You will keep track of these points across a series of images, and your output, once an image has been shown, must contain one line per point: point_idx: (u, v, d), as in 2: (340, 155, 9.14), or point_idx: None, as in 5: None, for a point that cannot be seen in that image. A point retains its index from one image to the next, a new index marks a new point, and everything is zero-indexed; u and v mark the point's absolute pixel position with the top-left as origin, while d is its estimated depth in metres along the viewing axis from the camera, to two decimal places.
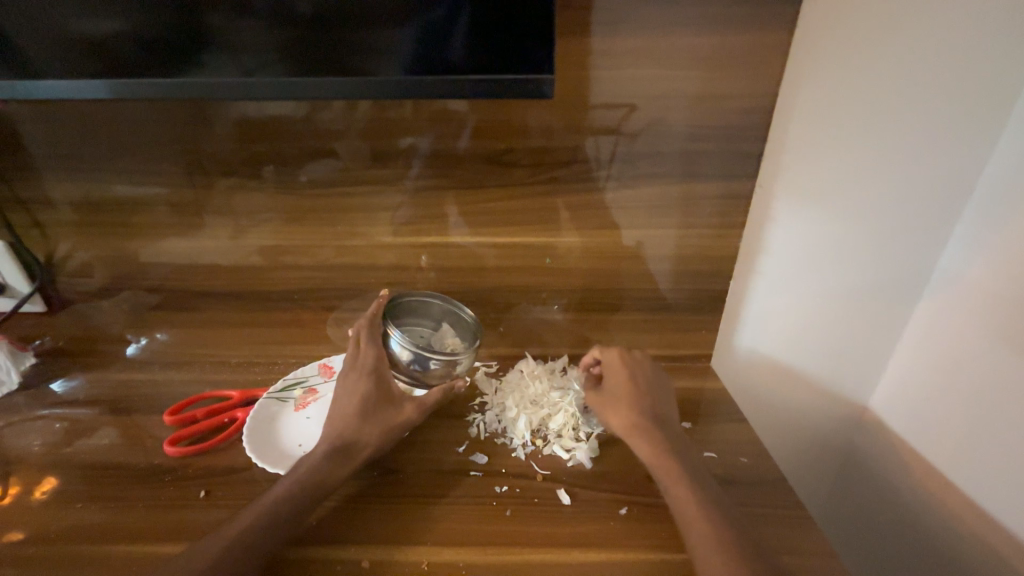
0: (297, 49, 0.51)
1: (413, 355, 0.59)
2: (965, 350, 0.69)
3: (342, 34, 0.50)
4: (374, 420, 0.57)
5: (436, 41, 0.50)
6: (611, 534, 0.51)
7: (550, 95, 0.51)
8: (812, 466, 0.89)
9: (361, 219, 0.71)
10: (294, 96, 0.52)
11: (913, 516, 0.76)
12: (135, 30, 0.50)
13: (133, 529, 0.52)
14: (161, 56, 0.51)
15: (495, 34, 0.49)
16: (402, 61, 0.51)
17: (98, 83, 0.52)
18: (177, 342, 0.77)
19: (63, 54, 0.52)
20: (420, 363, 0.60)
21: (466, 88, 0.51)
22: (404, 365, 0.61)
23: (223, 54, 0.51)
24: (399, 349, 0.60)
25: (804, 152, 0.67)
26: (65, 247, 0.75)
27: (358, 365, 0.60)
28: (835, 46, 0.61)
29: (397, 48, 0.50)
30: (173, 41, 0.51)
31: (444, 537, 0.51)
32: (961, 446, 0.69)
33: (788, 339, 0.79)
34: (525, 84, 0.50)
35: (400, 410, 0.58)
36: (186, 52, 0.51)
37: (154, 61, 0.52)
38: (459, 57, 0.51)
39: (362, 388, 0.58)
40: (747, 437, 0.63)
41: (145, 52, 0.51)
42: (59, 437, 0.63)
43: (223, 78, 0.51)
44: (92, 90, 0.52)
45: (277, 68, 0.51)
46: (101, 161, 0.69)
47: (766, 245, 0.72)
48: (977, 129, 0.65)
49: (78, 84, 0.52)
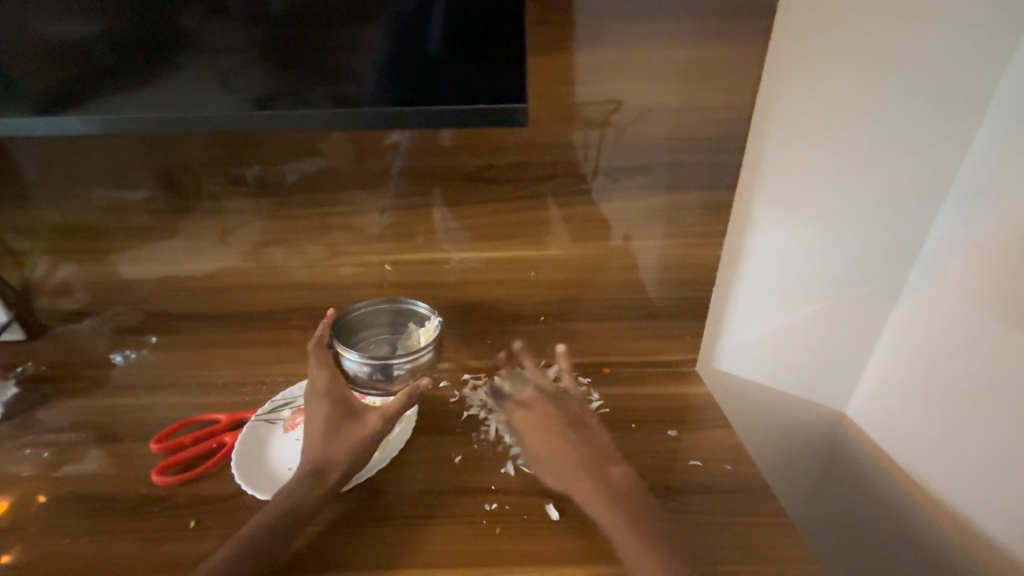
0: (271, 51, 0.50)
1: (369, 366, 0.60)
2: (943, 351, 0.71)
3: (315, 33, 0.49)
4: (339, 437, 0.57)
5: (411, 32, 0.49)
6: (597, 549, 0.52)
7: (525, 123, 0.53)
8: (795, 469, 0.90)
9: (344, 237, 0.71)
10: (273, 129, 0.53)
11: (893, 508, 0.78)
12: (112, 40, 0.49)
13: (124, 563, 0.52)
14: (131, 64, 0.50)
15: (469, 30, 0.50)
16: (373, 57, 0.50)
17: (75, 120, 0.52)
18: (162, 364, 0.76)
19: (32, 65, 0.50)
20: (380, 373, 0.60)
21: (447, 117, 0.52)
22: (362, 379, 0.60)
23: (197, 55, 0.50)
24: (353, 365, 0.60)
25: (783, 160, 0.68)
26: (43, 273, 0.74)
27: (314, 390, 0.60)
28: (812, 56, 0.62)
29: (369, 45, 0.50)
30: (143, 45, 0.49)
31: (436, 559, 0.52)
32: (940, 442, 0.72)
33: (769, 342, 0.81)
34: (501, 113, 0.52)
35: (364, 422, 0.58)
36: (157, 60, 0.50)
37: (127, 72, 0.51)
38: (437, 49, 0.50)
39: (321, 411, 0.58)
40: (732, 444, 0.64)
41: (123, 63, 0.50)
42: (44, 469, 0.63)
43: (200, 89, 0.51)
44: (68, 125, 0.52)
45: (252, 69, 0.51)
46: (76, 184, 0.68)
47: (746, 251, 0.73)
48: (949, 135, 0.67)
49: (53, 121, 0.52)
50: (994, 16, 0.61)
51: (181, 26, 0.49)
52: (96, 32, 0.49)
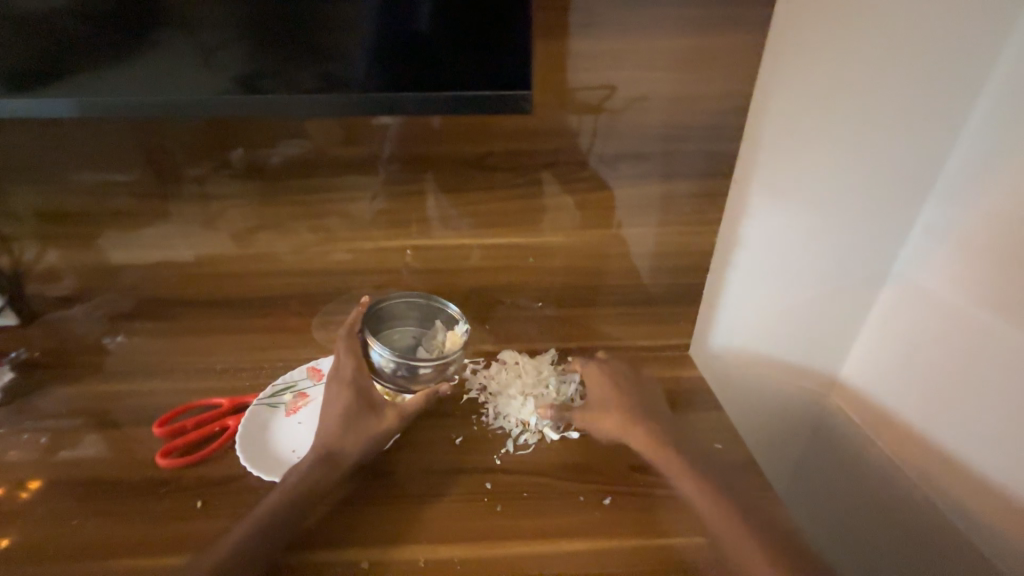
0: (261, 29, 0.50)
1: (395, 362, 0.60)
2: (928, 332, 0.77)
3: (303, 8, 0.49)
4: (355, 429, 0.58)
5: (399, 11, 0.49)
6: (594, 524, 0.55)
7: (529, 110, 0.53)
8: (782, 447, 0.95)
9: (342, 222, 0.71)
10: (271, 115, 0.52)
11: (873, 478, 0.85)
12: (89, 15, 0.49)
13: (134, 544, 0.53)
14: (124, 48, 0.50)
15: (460, 10, 0.50)
16: (363, 35, 0.50)
17: (63, 102, 0.51)
18: (157, 350, 0.76)
19: (15, 46, 0.49)
20: (404, 371, 0.61)
21: (444, 106, 0.52)
22: (387, 373, 0.61)
23: (184, 33, 0.50)
24: (381, 358, 0.61)
25: (779, 152, 0.70)
26: (33, 257, 0.73)
27: (339, 375, 0.60)
28: (810, 50, 0.64)
29: (360, 26, 0.50)
30: (134, 26, 0.49)
31: (439, 535, 0.53)
32: (925, 414, 0.78)
33: (760, 326, 0.84)
34: (502, 101, 0.52)
35: (381, 418, 0.59)
36: (149, 41, 0.50)
37: (118, 54, 0.50)
38: (426, 25, 0.50)
39: (343, 399, 0.59)
40: (722, 424, 0.67)
41: (102, 39, 0.49)
42: (46, 453, 0.63)
43: (193, 74, 0.51)
44: (57, 109, 0.51)
45: (245, 48, 0.50)
46: (66, 167, 0.67)
47: (740, 239, 0.76)
48: (939, 132, 0.71)
49: (42, 104, 0.51)
50: (981, 15, 0.64)
51: (162, 1, 0.48)
52: (69, 4, 0.48)
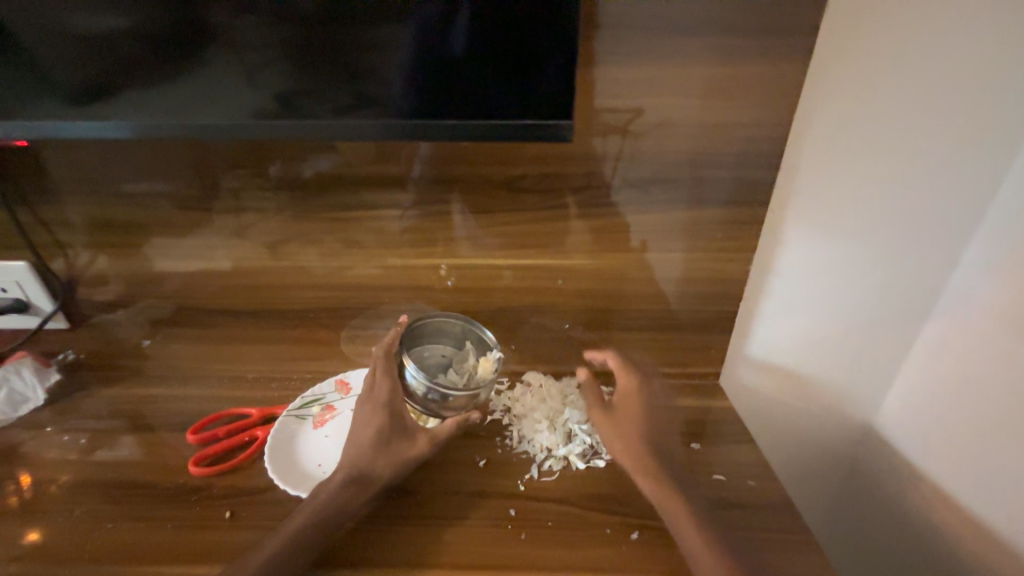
0: (301, 54, 0.52)
1: (427, 387, 0.59)
2: (972, 371, 0.72)
3: (343, 35, 0.51)
4: (387, 452, 0.57)
5: (435, 38, 0.51)
6: (618, 559, 0.53)
7: (569, 138, 0.54)
8: (816, 483, 0.91)
9: (375, 239, 0.72)
10: (315, 137, 0.55)
11: (916, 525, 0.80)
12: (147, 44, 0.52)
13: (163, 549, 0.55)
14: (180, 73, 0.53)
15: (497, 38, 0.51)
16: (400, 60, 0.52)
17: (122, 124, 0.55)
18: (193, 357, 0.79)
19: (81, 71, 0.53)
20: (436, 397, 0.60)
21: (474, 130, 0.54)
22: (418, 396, 0.60)
23: (229, 57, 0.52)
24: (414, 381, 0.60)
25: (816, 180, 0.69)
26: (85, 263, 0.77)
27: (374, 397, 0.60)
28: (848, 78, 0.63)
29: (398, 50, 0.51)
30: (187, 53, 0.52)
31: (462, 561, 0.53)
32: (966, 459, 0.73)
33: (794, 357, 0.81)
34: (529, 128, 0.54)
35: (413, 444, 0.58)
36: (200, 66, 0.53)
37: (174, 79, 0.53)
38: (462, 50, 0.51)
39: (377, 420, 0.58)
40: (753, 459, 0.65)
41: (157, 64, 0.53)
42: (85, 453, 0.65)
43: (241, 96, 0.54)
44: (118, 130, 0.55)
45: (286, 73, 0.53)
46: (122, 181, 0.71)
47: (775, 267, 0.74)
48: (987, 159, 0.68)
49: (103, 125, 0.55)
50: None
51: (212, 29, 0.51)
52: (129, 29, 0.51)
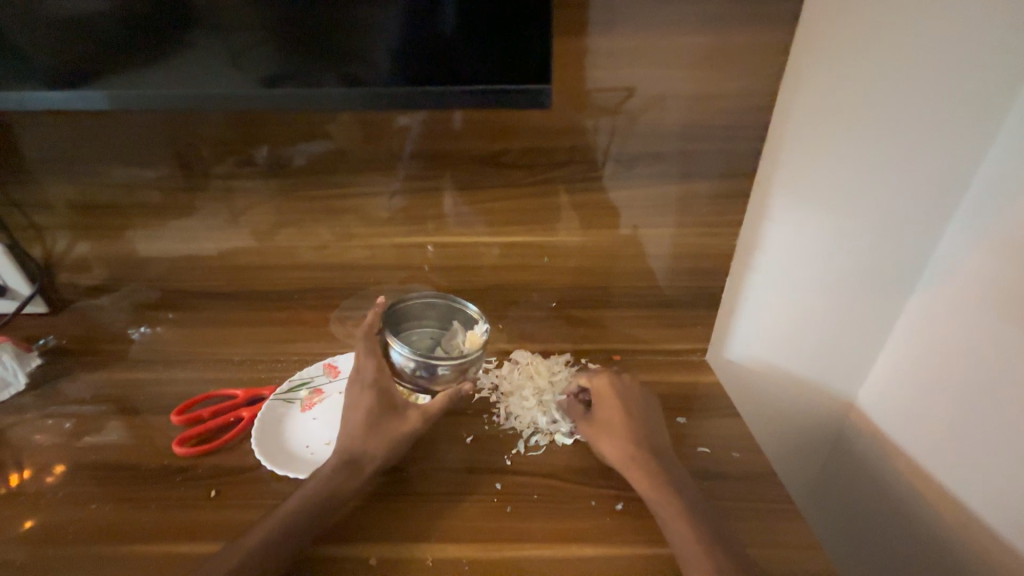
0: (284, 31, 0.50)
1: (415, 362, 0.60)
2: (955, 342, 0.72)
3: (326, 14, 0.50)
4: (374, 431, 0.57)
5: (422, 18, 0.50)
6: (603, 530, 0.54)
7: (548, 104, 0.52)
8: (801, 456, 0.93)
9: (359, 217, 0.71)
10: (293, 107, 0.51)
11: (896, 495, 0.81)
12: (123, 20, 0.50)
13: (148, 529, 0.54)
14: (152, 46, 0.51)
15: (483, 15, 0.50)
16: (386, 39, 0.50)
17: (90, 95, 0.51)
18: (178, 340, 0.78)
19: (50, 42, 0.51)
20: (424, 371, 0.60)
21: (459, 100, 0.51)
22: (407, 374, 0.61)
23: (209, 34, 0.50)
24: (400, 358, 0.60)
25: (802, 153, 0.68)
26: (63, 246, 0.75)
27: (360, 377, 0.61)
28: (837, 47, 0.62)
29: (383, 30, 0.50)
30: (162, 28, 0.50)
31: (447, 535, 0.53)
32: (948, 431, 0.73)
33: (780, 333, 0.81)
34: (522, 93, 0.51)
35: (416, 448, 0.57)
36: (176, 40, 0.51)
37: (146, 50, 0.51)
38: (450, 30, 0.50)
39: (365, 400, 0.59)
40: (738, 432, 0.65)
41: (131, 36, 0.51)
42: (68, 437, 0.65)
43: (217, 69, 0.51)
44: (85, 102, 0.52)
45: (266, 47, 0.51)
46: (97, 161, 0.69)
47: (762, 243, 0.74)
48: (973, 129, 0.67)
49: (70, 96, 0.51)
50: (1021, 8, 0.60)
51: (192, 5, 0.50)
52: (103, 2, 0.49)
